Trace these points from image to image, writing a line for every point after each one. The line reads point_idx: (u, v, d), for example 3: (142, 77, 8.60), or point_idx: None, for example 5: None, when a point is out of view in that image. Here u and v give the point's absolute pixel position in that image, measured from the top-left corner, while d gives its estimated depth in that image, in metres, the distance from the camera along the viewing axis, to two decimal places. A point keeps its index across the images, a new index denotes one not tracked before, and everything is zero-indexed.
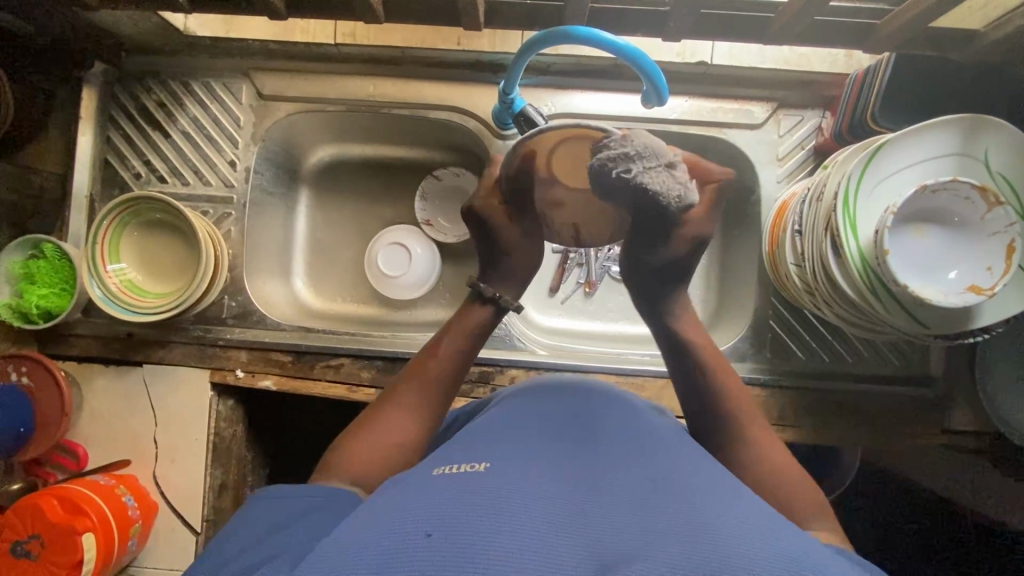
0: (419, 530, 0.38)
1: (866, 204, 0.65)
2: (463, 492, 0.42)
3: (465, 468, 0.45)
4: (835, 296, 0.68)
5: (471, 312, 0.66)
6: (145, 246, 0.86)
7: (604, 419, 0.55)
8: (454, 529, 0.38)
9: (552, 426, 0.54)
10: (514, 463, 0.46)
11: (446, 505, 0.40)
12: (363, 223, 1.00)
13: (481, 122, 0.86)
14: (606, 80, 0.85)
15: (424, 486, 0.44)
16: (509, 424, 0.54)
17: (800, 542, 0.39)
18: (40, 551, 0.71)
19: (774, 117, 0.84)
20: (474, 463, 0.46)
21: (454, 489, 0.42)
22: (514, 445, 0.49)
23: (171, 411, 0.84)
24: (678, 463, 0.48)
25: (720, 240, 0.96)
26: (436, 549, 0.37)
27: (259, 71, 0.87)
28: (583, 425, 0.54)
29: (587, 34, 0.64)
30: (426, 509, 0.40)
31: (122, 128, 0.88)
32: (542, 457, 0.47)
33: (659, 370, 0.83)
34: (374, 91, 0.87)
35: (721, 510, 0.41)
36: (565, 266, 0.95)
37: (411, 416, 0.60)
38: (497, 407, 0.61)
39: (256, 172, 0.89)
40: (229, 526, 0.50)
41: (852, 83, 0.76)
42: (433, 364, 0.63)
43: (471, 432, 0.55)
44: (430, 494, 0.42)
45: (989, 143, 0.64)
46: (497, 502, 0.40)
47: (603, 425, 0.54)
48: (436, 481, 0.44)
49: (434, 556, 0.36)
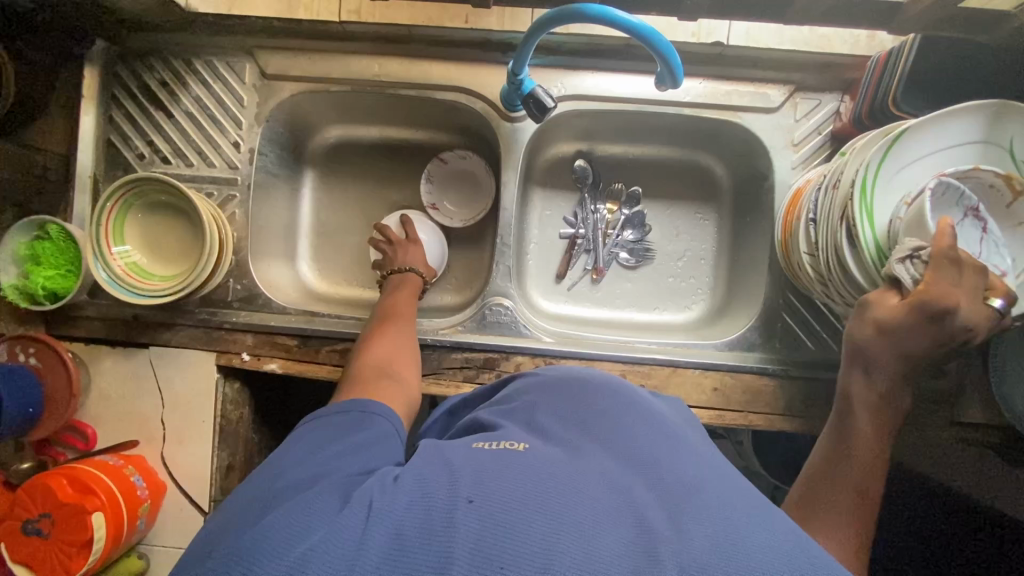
0: (462, 495, 0.36)
1: (884, 192, 0.63)
2: (506, 463, 0.39)
3: (506, 446, 0.43)
4: (846, 287, 0.67)
5: (412, 278, 0.86)
6: (148, 228, 0.85)
7: (642, 405, 0.53)
8: (497, 497, 0.36)
9: (585, 404, 0.51)
10: (554, 443, 0.44)
11: (489, 473, 0.38)
12: (368, 207, 0.99)
13: (489, 104, 0.84)
14: (618, 61, 0.82)
15: (462, 455, 0.42)
16: (546, 400, 0.52)
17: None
18: (50, 529, 0.72)
19: (791, 100, 0.82)
20: (514, 442, 0.44)
21: (497, 460, 0.40)
22: (553, 426, 0.47)
23: (179, 393, 0.84)
24: (718, 460, 0.46)
25: (733, 227, 0.94)
26: (481, 514, 0.35)
27: (263, 50, 0.85)
28: (620, 400, 0.51)
29: (600, 11, 0.61)
30: (468, 476, 0.38)
31: (124, 107, 0.87)
32: (584, 435, 0.45)
33: (666, 358, 0.82)
34: (380, 71, 0.85)
35: (766, 510, 0.39)
36: (583, 205, 0.96)
37: (396, 344, 0.72)
38: (516, 387, 0.59)
39: (260, 154, 0.88)
40: (285, 446, 0.48)
41: (874, 65, 0.73)
42: (396, 308, 0.79)
43: (500, 411, 0.53)
44: (472, 464, 0.40)
45: (1015, 132, 0.61)
46: (542, 474, 0.38)
47: (640, 404, 0.52)
48: (476, 454, 0.42)
49: (478, 524, 0.34)
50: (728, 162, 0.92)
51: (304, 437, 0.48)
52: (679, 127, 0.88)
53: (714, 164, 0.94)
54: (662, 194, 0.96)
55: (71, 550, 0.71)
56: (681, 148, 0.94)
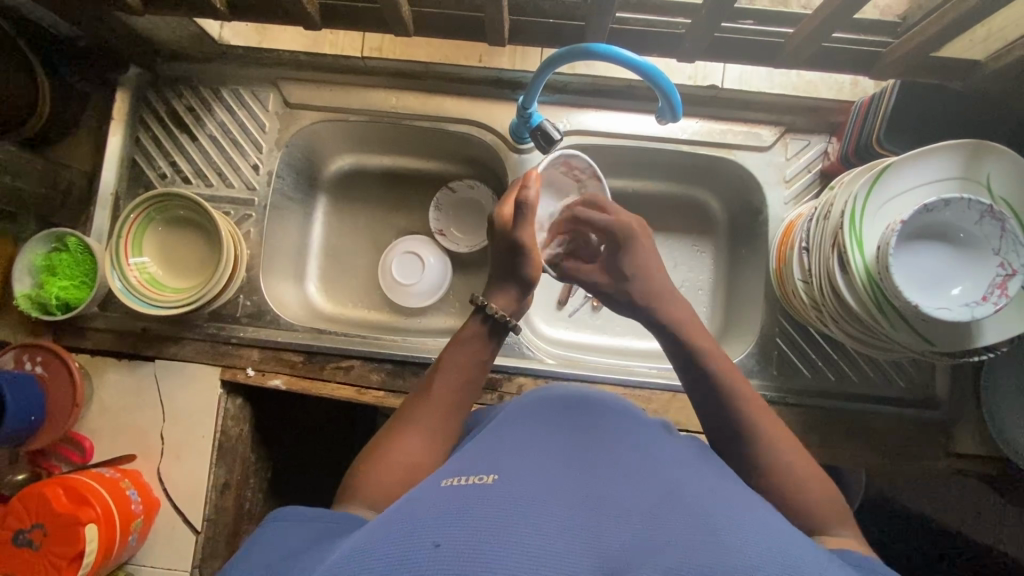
0: (428, 541, 0.38)
1: (872, 220, 0.67)
2: (474, 503, 0.42)
3: (474, 480, 0.46)
4: (840, 312, 0.70)
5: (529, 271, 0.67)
6: (165, 243, 0.87)
7: (616, 436, 0.55)
8: (463, 540, 0.38)
9: (554, 441, 0.54)
10: (524, 474, 0.46)
11: (455, 518, 0.40)
12: (378, 231, 1.03)
13: (499, 136, 0.89)
14: (621, 100, 0.88)
15: (433, 496, 0.44)
16: (517, 436, 0.55)
17: (803, 554, 0.40)
18: (42, 540, 0.70)
19: (782, 140, 0.87)
20: (484, 474, 0.46)
21: (465, 500, 0.42)
22: (525, 458, 0.49)
23: (180, 406, 0.84)
24: (689, 477, 0.48)
25: (730, 259, 0.98)
26: (447, 556, 0.37)
27: (287, 81, 0.90)
28: (591, 437, 0.54)
29: (606, 50, 0.67)
30: (433, 521, 0.40)
31: (151, 129, 0.91)
32: (556, 469, 0.48)
33: (666, 383, 0.84)
34: (396, 103, 0.90)
35: (729, 522, 0.41)
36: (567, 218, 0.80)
37: (424, 440, 0.61)
38: (498, 421, 0.61)
39: (278, 177, 0.92)
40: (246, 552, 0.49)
41: (857, 110, 0.78)
42: (438, 390, 0.64)
43: (479, 444, 0.55)
44: (438, 507, 0.42)
45: (991, 168, 0.66)
46: (508, 514, 0.40)
47: (610, 437, 0.55)
48: (445, 492, 0.45)
49: (446, 565, 0.36)
50: (724, 197, 0.97)
51: (262, 543, 0.49)
52: (676, 163, 0.93)
53: (711, 199, 0.98)
54: (661, 226, 1.00)
55: (61, 563, 0.70)
56: (679, 183, 0.98)
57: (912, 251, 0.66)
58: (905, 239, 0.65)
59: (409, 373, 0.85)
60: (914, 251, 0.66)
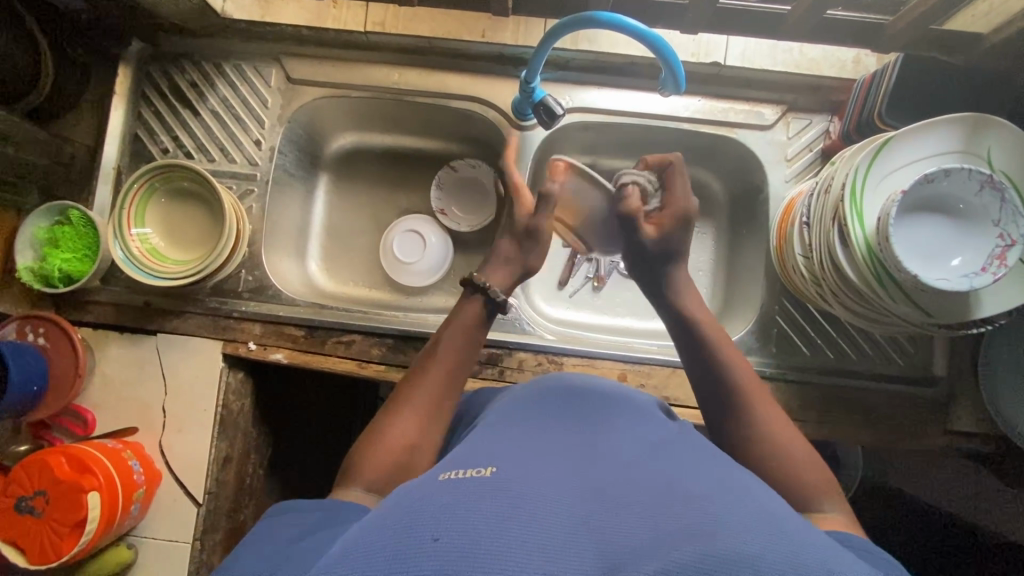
0: (426, 534, 0.38)
1: (872, 194, 0.68)
2: (473, 493, 0.41)
3: (472, 472, 0.45)
4: (841, 286, 0.70)
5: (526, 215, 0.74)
6: (169, 217, 0.87)
7: (616, 428, 0.55)
8: (460, 534, 0.37)
9: (553, 432, 0.53)
10: (525, 465, 0.46)
11: (454, 508, 0.40)
12: (379, 210, 1.03)
13: (501, 113, 0.89)
14: (622, 78, 0.88)
15: (431, 487, 0.44)
16: (517, 428, 0.54)
17: (808, 537, 0.39)
18: (44, 508, 0.71)
19: (783, 119, 0.87)
20: (482, 467, 0.45)
21: (466, 491, 0.42)
22: (525, 450, 0.49)
23: (182, 380, 0.85)
24: (692, 465, 0.48)
25: (731, 240, 0.98)
26: (444, 552, 0.36)
27: (290, 56, 0.91)
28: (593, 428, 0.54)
29: (610, 19, 0.67)
30: (432, 511, 0.40)
31: (153, 104, 0.91)
32: (557, 460, 0.48)
33: (666, 359, 0.84)
34: (398, 80, 0.90)
35: (729, 506, 0.40)
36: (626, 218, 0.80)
37: (420, 419, 0.60)
38: (498, 413, 0.61)
39: (281, 153, 0.92)
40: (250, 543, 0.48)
41: (859, 86, 0.78)
42: (433, 368, 0.64)
43: (480, 434, 0.55)
44: (436, 498, 0.41)
45: (992, 142, 0.66)
46: (508, 505, 0.40)
47: (612, 430, 0.55)
48: (446, 480, 0.44)
49: (445, 561, 0.36)
50: (725, 178, 0.97)
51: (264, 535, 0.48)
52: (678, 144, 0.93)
53: (712, 180, 0.98)
54: None
55: (63, 529, 0.70)
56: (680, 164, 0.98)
57: (913, 222, 0.66)
58: (905, 213, 0.66)
59: (410, 348, 0.85)
60: (915, 222, 0.66)
